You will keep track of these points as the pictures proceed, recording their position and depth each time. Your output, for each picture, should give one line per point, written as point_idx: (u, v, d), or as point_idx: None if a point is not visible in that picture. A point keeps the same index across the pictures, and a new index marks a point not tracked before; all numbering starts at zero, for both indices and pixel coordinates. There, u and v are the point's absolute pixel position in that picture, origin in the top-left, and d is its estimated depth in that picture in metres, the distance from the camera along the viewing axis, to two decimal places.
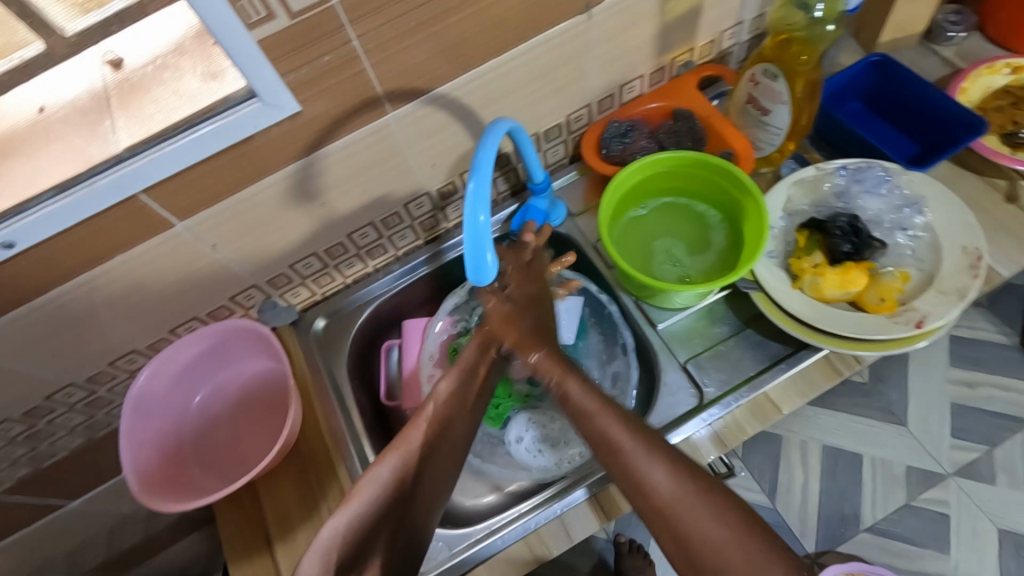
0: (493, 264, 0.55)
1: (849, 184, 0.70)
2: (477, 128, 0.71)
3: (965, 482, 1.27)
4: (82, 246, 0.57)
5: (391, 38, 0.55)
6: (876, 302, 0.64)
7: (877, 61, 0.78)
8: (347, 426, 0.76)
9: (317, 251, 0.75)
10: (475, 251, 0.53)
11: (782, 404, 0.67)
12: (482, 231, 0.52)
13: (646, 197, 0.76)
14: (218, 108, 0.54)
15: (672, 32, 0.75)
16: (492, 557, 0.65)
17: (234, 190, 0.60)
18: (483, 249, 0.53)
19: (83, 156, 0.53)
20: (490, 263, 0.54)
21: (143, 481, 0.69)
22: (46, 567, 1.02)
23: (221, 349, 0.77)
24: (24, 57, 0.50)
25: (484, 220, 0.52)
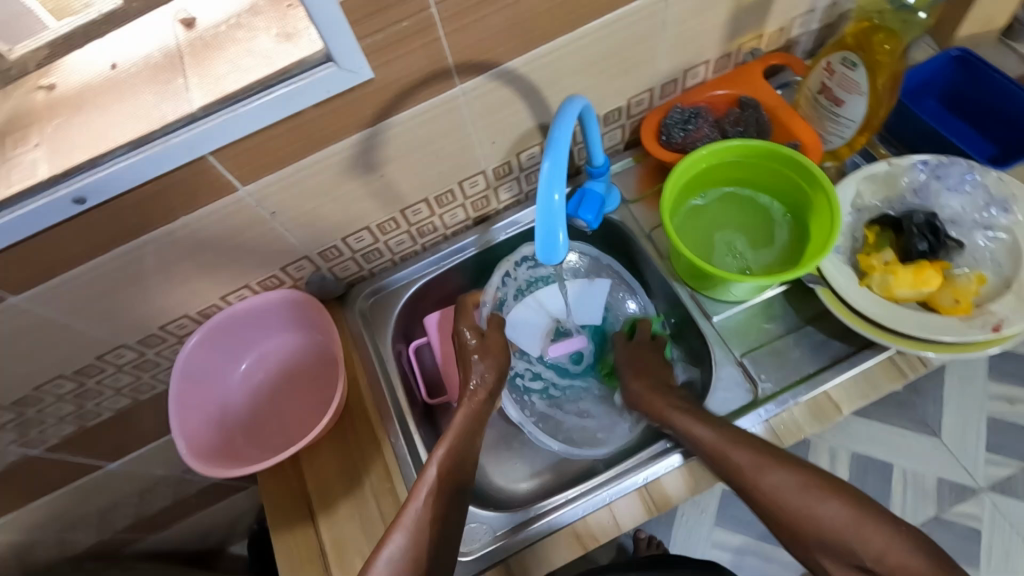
0: (564, 244, 0.53)
1: (929, 180, 0.67)
2: (541, 106, 0.70)
3: (999, 498, 1.24)
4: (149, 204, 0.56)
5: (470, 6, 0.54)
6: (951, 304, 0.62)
7: (958, 56, 0.75)
8: (392, 402, 0.75)
9: (370, 226, 0.74)
10: (548, 228, 0.52)
11: (842, 404, 0.65)
12: (556, 210, 0.51)
13: (708, 186, 0.75)
14: (293, 70, 0.52)
15: (747, 17, 0.72)
16: (537, 542, 0.65)
17: (299, 157, 0.60)
18: (556, 228, 0.52)
19: (158, 114, 0.52)
20: (562, 242, 0.53)
21: (188, 444, 0.70)
22: (80, 525, 1.03)
23: (270, 318, 0.77)
24: (101, 10, 0.52)
25: (559, 199, 0.51)
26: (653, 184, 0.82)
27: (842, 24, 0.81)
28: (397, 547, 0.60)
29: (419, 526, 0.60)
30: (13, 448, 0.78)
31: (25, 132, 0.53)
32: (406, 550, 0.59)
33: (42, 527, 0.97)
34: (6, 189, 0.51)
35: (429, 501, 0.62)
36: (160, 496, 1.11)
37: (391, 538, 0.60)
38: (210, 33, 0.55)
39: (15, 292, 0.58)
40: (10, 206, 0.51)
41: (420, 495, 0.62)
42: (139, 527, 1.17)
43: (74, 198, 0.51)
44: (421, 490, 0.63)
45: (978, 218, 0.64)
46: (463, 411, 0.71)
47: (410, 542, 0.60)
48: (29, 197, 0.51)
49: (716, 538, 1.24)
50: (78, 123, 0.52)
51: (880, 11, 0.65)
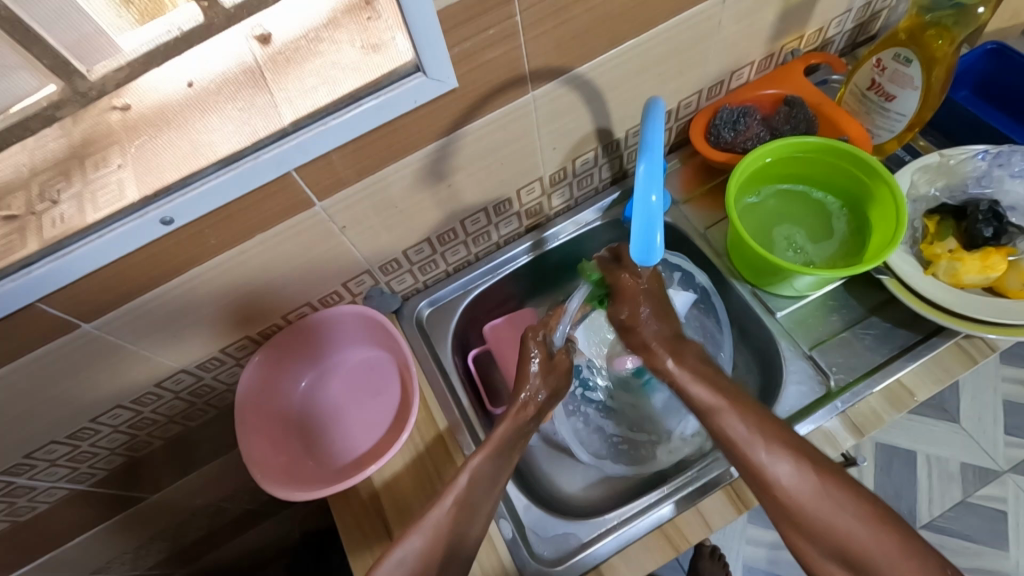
0: (659, 245, 0.55)
1: (992, 167, 0.68)
2: (601, 111, 0.70)
3: (1022, 479, 1.26)
4: (229, 222, 0.55)
5: (551, 13, 0.55)
6: (1019, 288, 0.63)
7: (994, 49, 0.78)
8: (461, 415, 0.74)
9: (430, 237, 0.74)
10: (645, 232, 0.53)
11: (916, 390, 0.66)
12: (653, 212, 0.52)
13: (762, 184, 0.76)
14: (384, 82, 0.53)
15: (793, 18, 0.74)
16: (627, 547, 0.65)
17: (375, 170, 0.59)
18: (653, 230, 0.53)
19: (247, 131, 0.52)
20: (658, 244, 0.54)
21: (258, 466, 0.68)
22: (115, 563, 0.99)
23: (328, 335, 0.77)
24: (182, 27, 0.49)
25: (655, 201, 0.52)
26: (700, 184, 0.83)
27: (873, 23, 0.84)
28: (412, 547, 0.58)
29: (439, 535, 0.58)
30: (63, 483, 0.76)
31: (106, 153, 0.51)
32: (422, 555, 0.57)
33: (78, 567, 0.93)
34: (94, 213, 0.50)
35: (454, 512, 0.60)
36: (195, 527, 1.07)
37: (408, 539, 0.58)
38: (289, 47, 0.53)
39: (88, 319, 0.57)
40: (98, 230, 0.50)
41: (445, 503, 0.60)
42: (170, 561, 1.12)
43: (163, 219, 0.51)
44: (448, 498, 0.60)
45: None
46: (509, 422, 0.66)
47: (427, 547, 0.58)
48: (117, 220, 0.50)
49: (750, 535, 1.25)
50: (168, 141, 0.51)
51: (932, 8, 0.65)
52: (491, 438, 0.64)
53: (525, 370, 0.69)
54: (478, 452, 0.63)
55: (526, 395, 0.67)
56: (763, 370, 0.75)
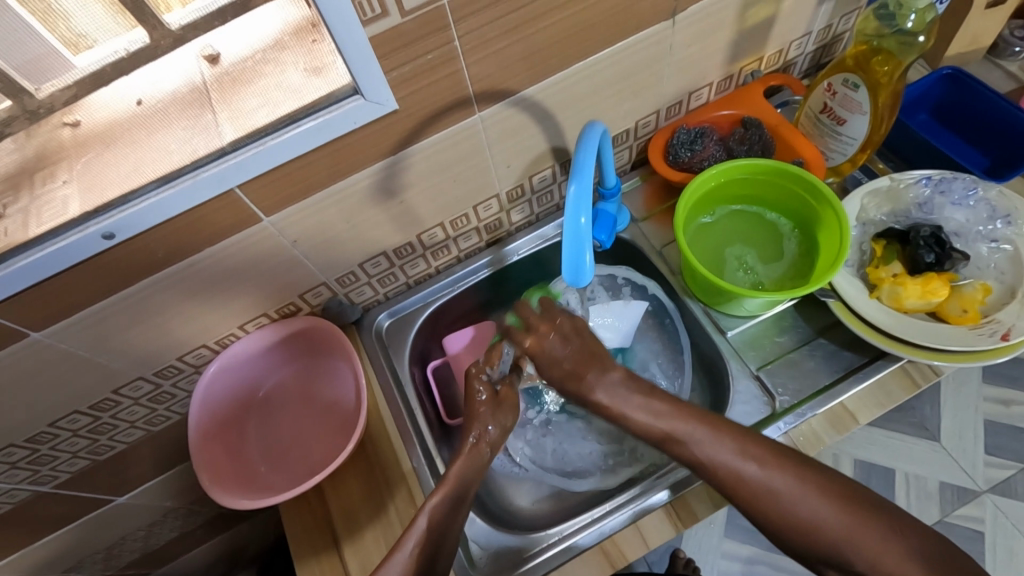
0: (591, 265, 0.56)
1: (933, 194, 0.70)
2: (555, 130, 0.72)
3: (1000, 500, 1.22)
4: (177, 236, 0.57)
5: (489, 38, 0.56)
6: (959, 314, 0.64)
7: (949, 74, 0.79)
8: (413, 425, 0.75)
9: (387, 251, 0.75)
10: (575, 252, 0.54)
11: (858, 414, 0.66)
12: (583, 233, 0.53)
13: (715, 204, 0.77)
14: (322, 103, 0.54)
15: (747, 41, 0.74)
16: (567, 562, 0.65)
17: (322, 186, 0.61)
18: (583, 249, 0.54)
19: (188, 149, 0.53)
20: (588, 264, 0.55)
21: (211, 472, 0.71)
22: (86, 563, 1.00)
23: (285, 345, 0.78)
24: (129, 48, 0.51)
25: (585, 222, 0.53)
26: (659, 202, 0.84)
27: (836, 45, 0.84)
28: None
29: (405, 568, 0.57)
30: (24, 485, 0.77)
31: (54, 169, 0.53)
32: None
33: (47, 568, 0.93)
34: (37, 227, 0.52)
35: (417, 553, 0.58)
36: (168, 529, 1.08)
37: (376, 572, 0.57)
38: (236, 68, 0.55)
39: (37, 329, 0.58)
40: (39, 244, 0.52)
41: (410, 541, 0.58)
42: (143, 562, 1.13)
43: (104, 234, 0.52)
44: (408, 541, 0.58)
45: (982, 230, 0.68)
46: (462, 463, 0.65)
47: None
48: (59, 234, 0.52)
49: (726, 549, 1.22)
50: (114, 157, 0.53)
51: (879, 35, 0.67)
52: (445, 480, 0.63)
53: (473, 410, 0.67)
54: (436, 492, 0.62)
55: (475, 436, 0.66)
56: (714, 388, 0.76)
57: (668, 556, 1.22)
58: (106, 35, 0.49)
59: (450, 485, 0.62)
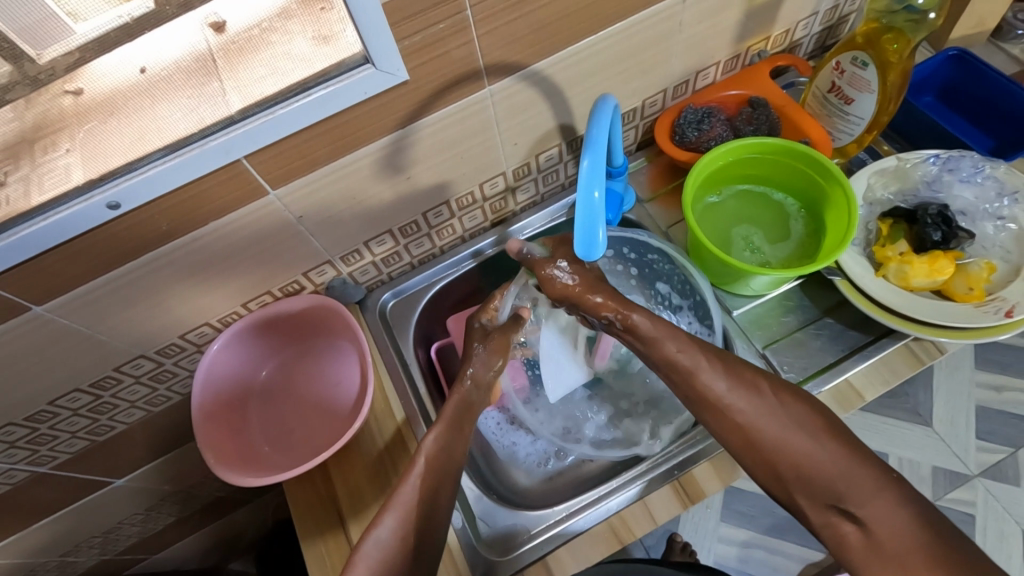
0: (603, 241, 0.55)
1: (941, 172, 0.71)
2: (563, 106, 0.71)
3: (991, 483, 1.23)
4: (182, 209, 0.56)
5: (501, 9, 0.55)
6: (964, 291, 0.65)
7: (956, 55, 0.80)
8: (418, 405, 0.75)
9: (392, 228, 0.74)
10: (588, 225, 0.54)
11: (866, 391, 0.67)
12: (596, 208, 0.53)
13: (722, 184, 0.77)
14: (332, 72, 0.54)
15: (756, 19, 0.74)
16: (574, 539, 0.66)
17: (329, 160, 0.60)
18: (596, 225, 0.53)
19: (194, 118, 0.53)
20: (601, 239, 0.55)
21: (214, 452, 0.70)
22: (82, 547, 0.98)
23: (289, 323, 0.77)
24: (132, 14, 0.49)
25: (599, 197, 0.52)
26: (664, 183, 0.84)
27: (842, 27, 0.84)
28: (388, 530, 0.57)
29: (411, 509, 0.58)
30: (21, 466, 0.75)
31: (54, 138, 0.51)
32: (391, 539, 0.57)
33: (43, 551, 0.92)
34: (39, 196, 0.51)
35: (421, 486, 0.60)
36: (166, 513, 1.07)
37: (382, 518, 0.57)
38: (242, 36, 0.53)
39: (38, 302, 0.57)
40: (44, 212, 0.51)
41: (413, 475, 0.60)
42: (140, 547, 1.12)
43: (109, 203, 0.52)
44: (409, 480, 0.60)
45: (988, 208, 0.68)
46: (455, 398, 0.66)
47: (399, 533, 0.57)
48: (62, 203, 0.51)
49: (722, 533, 1.23)
50: (117, 127, 0.52)
51: (889, 12, 0.67)
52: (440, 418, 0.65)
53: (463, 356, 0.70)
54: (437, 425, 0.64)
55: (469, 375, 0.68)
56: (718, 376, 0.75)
57: (666, 540, 1.22)
58: (93, 12, 0.47)
59: (445, 422, 0.64)
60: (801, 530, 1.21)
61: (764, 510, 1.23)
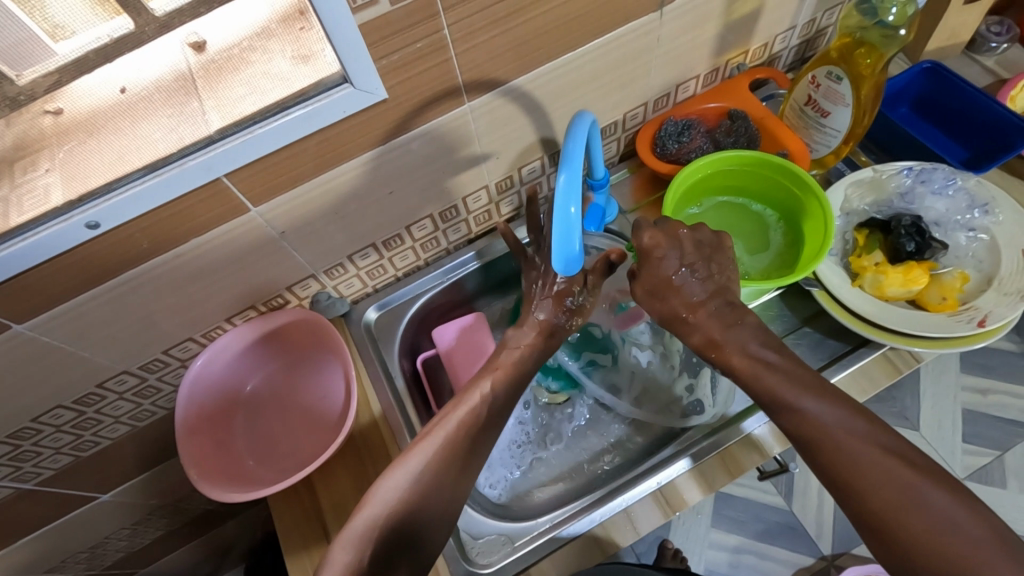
0: (579, 252, 0.57)
1: (914, 184, 0.72)
2: (544, 120, 0.72)
3: (977, 486, 1.24)
4: (163, 227, 0.56)
5: (479, 28, 0.56)
6: (938, 301, 0.66)
7: (928, 67, 0.81)
8: (403, 417, 0.75)
9: (376, 241, 0.75)
10: (564, 238, 0.55)
11: (856, 391, 0.68)
12: (572, 222, 0.53)
13: (703, 195, 0.78)
14: (311, 92, 0.54)
15: (733, 34, 0.75)
16: (557, 551, 0.66)
17: (310, 176, 0.61)
18: (572, 239, 0.55)
19: (174, 137, 0.53)
20: (577, 251, 0.56)
21: (198, 468, 0.70)
22: (69, 562, 0.98)
23: (274, 338, 0.77)
24: (113, 34, 0.49)
25: (576, 212, 0.53)
26: (647, 194, 0.85)
27: (820, 40, 0.86)
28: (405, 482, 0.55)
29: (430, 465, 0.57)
30: (5, 483, 0.75)
31: (35, 158, 0.52)
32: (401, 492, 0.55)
33: (29, 568, 0.91)
34: (19, 217, 0.51)
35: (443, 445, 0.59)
36: (154, 527, 1.06)
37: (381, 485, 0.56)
38: (222, 56, 0.55)
39: (19, 321, 0.57)
40: (24, 232, 0.51)
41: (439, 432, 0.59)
42: (128, 562, 1.11)
43: (88, 223, 0.52)
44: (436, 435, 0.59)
45: (960, 219, 0.70)
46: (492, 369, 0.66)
47: (423, 478, 0.56)
48: (42, 223, 0.51)
49: (713, 539, 1.23)
50: (98, 147, 0.52)
51: (862, 27, 0.68)
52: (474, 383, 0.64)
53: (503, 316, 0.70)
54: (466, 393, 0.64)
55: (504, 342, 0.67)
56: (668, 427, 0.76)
57: (657, 547, 1.22)
58: (77, 28, 0.48)
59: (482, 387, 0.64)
60: (790, 535, 1.21)
61: (753, 515, 1.24)
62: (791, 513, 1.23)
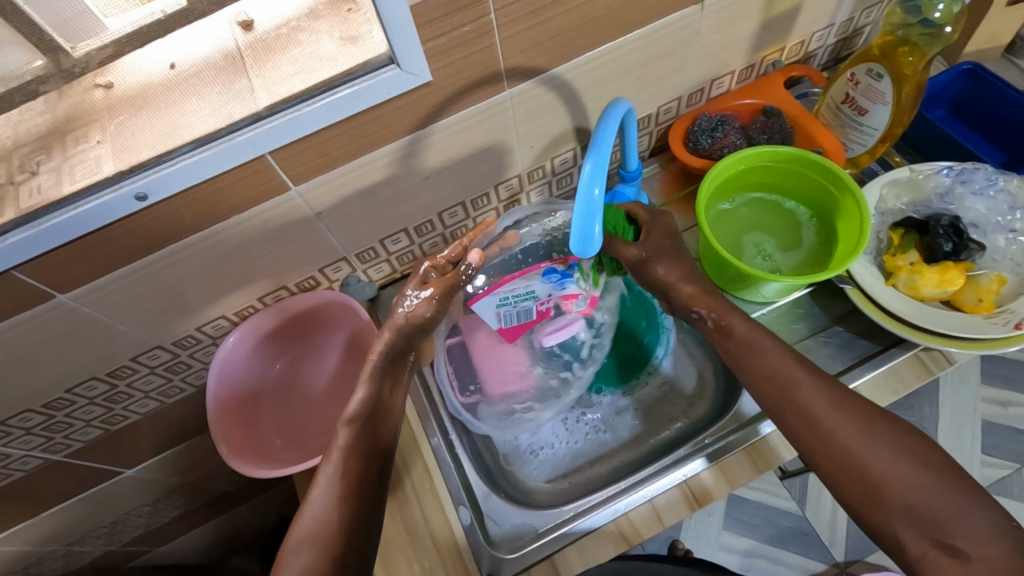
0: (598, 238, 0.56)
1: (954, 184, 0.71)
2: (580, 110, 0.72)
3: (996, 499, 1.22)
4: (207, 202, 0.57)
5: (525, 14, 0.56)
6: (974, 303, 0.65)
7: (969, 69, 0.81)
8: (429, 399, 0.76)
9: (408, 227, 0.75)
10: (584, 222, 0.54)
11: (878, 399, 0.67)
12: (594, 204, 0.53)
13: (735, 191, 0.77)
14: (358, 72, 0.54)
15: (772, 29, 0.75)
16: (582, 538, 0.66)
17: (350, 158, 0.61)
18: (593, 222, 0.54)
19: (222, 114, 0.54)
20: (596, 235, 0.56)
21: (229, 443, 0.71)
22: (90, 536, 0.99)
23: (305, 318, 0.78)
24: (165, 10, 0.50)
25: (598, 194, 0.53)
26: (677, 190, 0.85)
27: (857, 39, 0.85)
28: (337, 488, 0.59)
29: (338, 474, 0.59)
30: (37, 452, 0.76)
31: (86, 130, 0.53)
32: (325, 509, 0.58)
33: (51, 539, 0.92)
34: (71, 185, 0.52)
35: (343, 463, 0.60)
36: (172, 505, 1.07)
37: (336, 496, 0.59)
38: (270, 35, 0.55)
39: (62, 291, 0.58)
40: (73, 202, 0.52)
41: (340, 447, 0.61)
42: (144, 539, 1.12)
43: (137, 194, 0.53)
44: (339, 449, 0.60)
45: (1000, 221, 0.69)
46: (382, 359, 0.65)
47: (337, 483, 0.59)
48: (93, 193, 0.52)
49: (725, 542, 1.22)
50: (146, 120, 0.53)
51: (904, 25, 0.67)
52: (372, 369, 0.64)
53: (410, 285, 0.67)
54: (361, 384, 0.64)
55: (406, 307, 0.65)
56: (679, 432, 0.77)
57: (667, 546, 1.22)
58: (116, 10, 0.48)
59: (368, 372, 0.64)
60: (801, 540, 1.20)
61: (766, 519, 1.23)
62: (803, 518, 1.22)
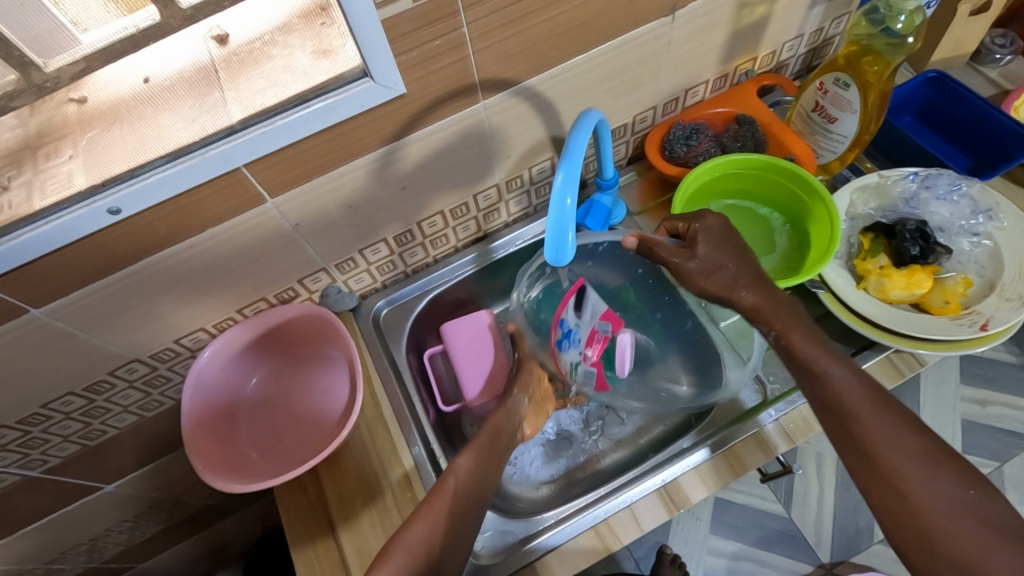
0: (572, 245, 0.57)
1: (919, 189, 0.73)
2: (556, 120, 0.73)
3: None
4: (180, 216, 0.58)
5: (495, 28, 0.57)
6: (941, 305, 0.67)
7: (934, 77, 0.82)
8: (410, 410, 0.76)
9: (386, 237, 0.76)
10: (558, 230, 0.55)
11: (793, 436, 0.68)
12: (568, 214, 0.54)
13: (711, 198, 0.79)
14: (331, 85, 0.55)
15: (742, 40, 0.76)
16: (558, 546, 0.66)
17: (326, 169, 0.62)
18: (566, 230, 0.56)
19: (195, 127, 0.54)
20: (569, 243, 0.57)
21: (204, 459, 0.70)
22: (69, 554, 0.97)
23: (280, 330, 0.78)
24: (137, 25, 0.49)
25: (570, 204, 0.53)
26: (655, 197, 0.86)
27: (826, 49, 0.87)
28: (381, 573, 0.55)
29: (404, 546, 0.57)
30: (13, 470, 0.75)
31: (58, 143, 0.52)
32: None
33: (30, 557, 0.91)
34: (42, 201, 0.52)
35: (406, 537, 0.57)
36: (154, 520, 1.06)
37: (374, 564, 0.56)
38: (244, 50, 0.54)
39: (35, 306, 0.58)
40: (44, 217, 0.52)
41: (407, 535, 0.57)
42: (127, 555, 1.11)
43: (110, 209, 0.53)
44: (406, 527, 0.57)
45: (964, 225, 0.71)
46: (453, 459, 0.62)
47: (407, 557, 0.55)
48: (65, 208, 0.52)
49: (712, 545, 1.22)
50: (119, 133, 0.53)
51: (869, 36, 0.70)
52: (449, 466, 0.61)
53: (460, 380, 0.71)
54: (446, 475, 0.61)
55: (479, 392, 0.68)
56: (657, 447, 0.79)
57: (655, 551, 1.22)
58: (94, 22, 0.47)
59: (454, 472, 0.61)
60: (786, 540, 1.21)
61: (753, 522, 1.23)
62: (789, 519, 1.22)
